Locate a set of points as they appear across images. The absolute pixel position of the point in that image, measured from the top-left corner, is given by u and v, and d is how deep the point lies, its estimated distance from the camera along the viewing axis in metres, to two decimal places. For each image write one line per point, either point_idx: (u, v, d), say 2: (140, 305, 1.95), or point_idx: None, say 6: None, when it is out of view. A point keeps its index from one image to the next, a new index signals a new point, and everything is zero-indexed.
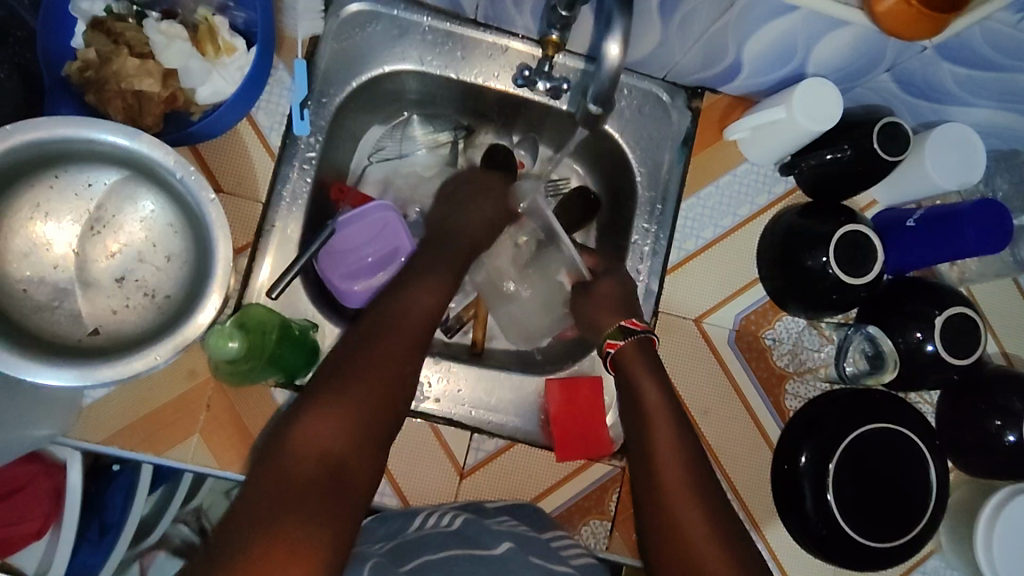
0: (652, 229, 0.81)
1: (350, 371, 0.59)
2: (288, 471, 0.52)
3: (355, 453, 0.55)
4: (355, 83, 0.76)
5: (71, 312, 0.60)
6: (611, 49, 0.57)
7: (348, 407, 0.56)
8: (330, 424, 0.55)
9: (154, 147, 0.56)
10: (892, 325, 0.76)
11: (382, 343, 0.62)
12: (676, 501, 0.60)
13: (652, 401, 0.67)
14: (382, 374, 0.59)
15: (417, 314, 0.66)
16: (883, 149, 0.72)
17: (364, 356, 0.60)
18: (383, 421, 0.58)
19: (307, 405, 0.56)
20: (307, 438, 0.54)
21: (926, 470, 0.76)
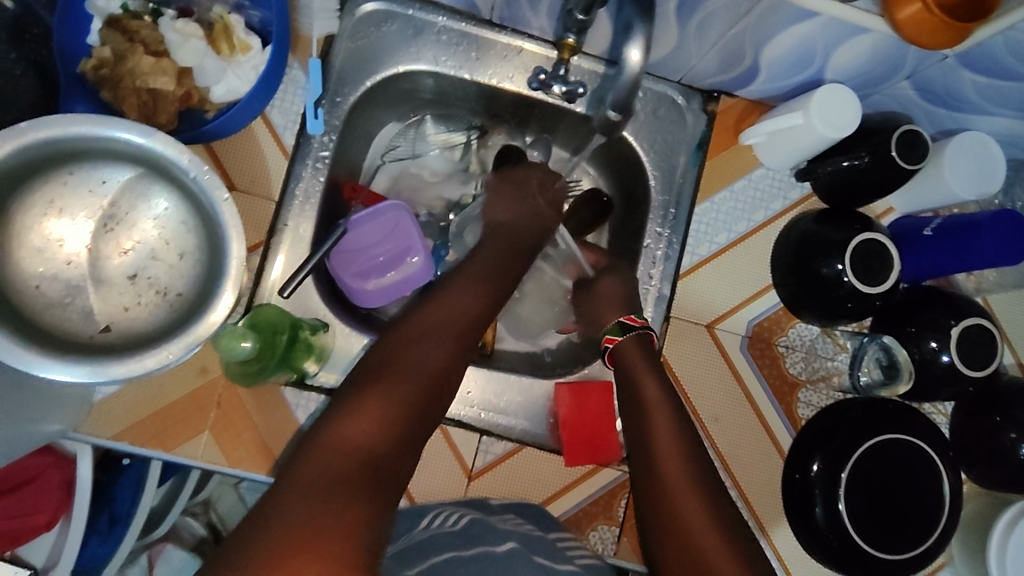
0: (665, 233, 0.81)
1: (390, 367, 0.55)
2: (319, 475, 0.46)
3: (392, 457, 0.50)
4: (369, 83, 0.76)
5: (83, 309, 0.60)
6: (631, 55, 0.57)
7: (386, 403, 0.52)
8: (368, 418, 0.51)
9: (169, 145, 0.56)
10: (907, 335, 0.76)
11: (422, 344, 0.58)
12: (676, 492, 0.59)
13: (656, 402, 0.67)
14: (422, 371, 0.56)
15: (457, 312, 0.62)
16: (902, 158, 0.70)
17: (404, 358, 0.56)
18: (422, 427, 0.53)
19: (340, 408, 0.52)
20: (342, 442, 0.49)
21: (939, 482, 0.75)
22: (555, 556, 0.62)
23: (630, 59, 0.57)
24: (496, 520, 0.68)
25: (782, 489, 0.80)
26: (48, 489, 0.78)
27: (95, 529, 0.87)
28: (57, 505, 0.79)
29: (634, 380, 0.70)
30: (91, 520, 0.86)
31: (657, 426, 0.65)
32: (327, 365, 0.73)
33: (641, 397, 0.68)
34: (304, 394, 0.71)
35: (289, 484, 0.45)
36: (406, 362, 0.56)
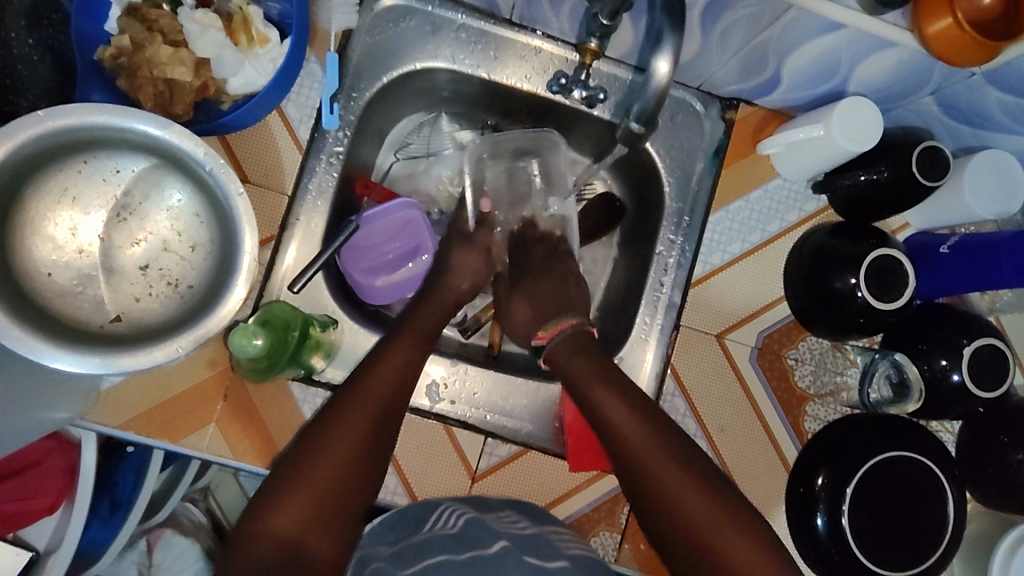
0: (678, 241, 0.80)
1: (311, 453, 0.59)
2: (244, 565, 0.53)
3: (315, 536, 0.55)
4: (386, 79, 0.75)
5: (94, 298, 0.60)
6: (659, 67, 0.57)
7: (309, 492, 0.57)
8: (291, 509, 0.56)
9: (185, 138, 0.56)
10: (917, 352, 0.75)
11: (344, 422, 0.61)
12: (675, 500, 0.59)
13: (618, 402, 0.64)
14: (343, 451, 0.59)
15: (380, 384, 0.64)
16: (922, 174, 0.70)
17: (328, 437, 0.60)
18: (349, 502, 0.58)
19: (273, 492, 0.57)
20: (269, 530, 0.55)
21: (944, 501, 0.75)
22: (548, 555, 0.62)
23: (659, 71, 0.56)
24: (496, 522, 0.67)
25: (785, 500, 0.79)
26: (51, 474, 0.78)
27: (96, 513, 0.88)
28: (59, 490, 0.78)
29: (588, 404, 0.66)
30: (92, 504, 0.87)
31: (639, 454, 0.61)
32: (334, 361, 0.73)
33: (604, 425, 0.64)
34: (311, 390, 0.71)
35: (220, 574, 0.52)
36: (327, 444, 0.59)
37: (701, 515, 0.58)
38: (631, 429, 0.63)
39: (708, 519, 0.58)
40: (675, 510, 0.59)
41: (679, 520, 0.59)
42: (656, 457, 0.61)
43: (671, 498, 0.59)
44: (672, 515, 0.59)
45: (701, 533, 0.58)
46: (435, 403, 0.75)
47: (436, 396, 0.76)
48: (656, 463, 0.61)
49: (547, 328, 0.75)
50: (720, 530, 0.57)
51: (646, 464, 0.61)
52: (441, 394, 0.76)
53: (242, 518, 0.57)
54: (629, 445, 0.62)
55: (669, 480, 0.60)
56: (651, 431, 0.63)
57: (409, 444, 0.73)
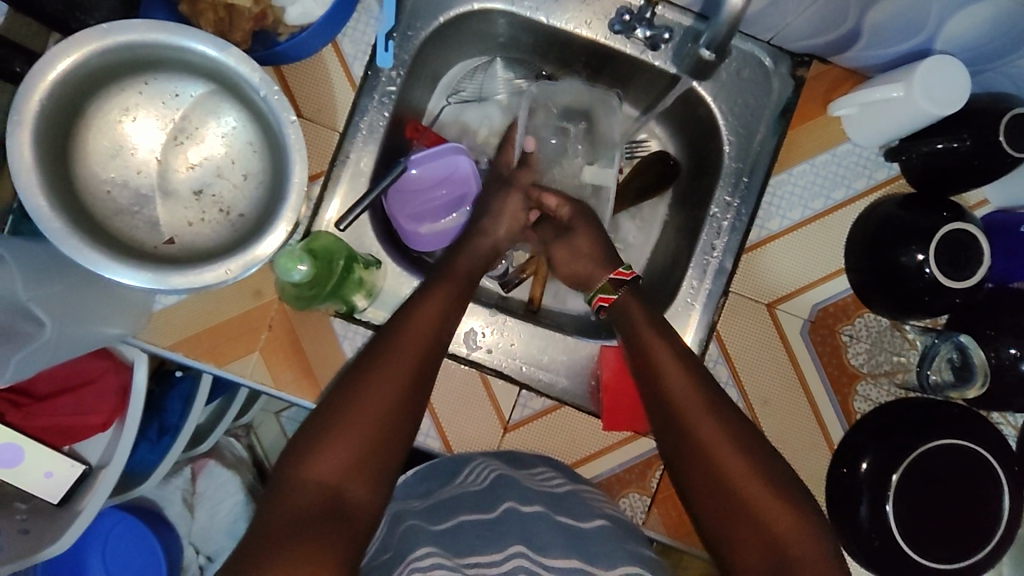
0: (734, 203, 0.77)
1: (350, 400, 0.56)
2: (282, 512, 0.50)
3: (352, 485, 0.53)
4: (442, 19, 0.74)
5: (149, 219, 0.62)
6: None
7: (348, 437, 0.54)
8: (331, 453, 0.53)
9: (241, 62, 0.56)
10: (985, 337, 0.70)
11: (379, 376, 0.58)
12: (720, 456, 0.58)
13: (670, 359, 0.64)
14: (382, 398, 0.57)
15: (417, 336, 0.61)
16: (1009, 143, 0.65)
17: (364, 389, 0.57)
18: (387, 449, 0.56)
19: (311, 438, 0.55)
20: (308, 475, 0.53)
21: (1000, 496, 0.71)
22: (579, 514, 0.62)
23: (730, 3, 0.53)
24: (527, 479, 0.66)
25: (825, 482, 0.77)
26: (105, 392, 0.81)
27: (146, 436, 0.91)
28: (112, 408, 0.82)
29: (636, 349, 0.66)
30: (142, 426, 0.91)
31: (682, 403, 0.61)
32: (375, 302, 0.73)
33: (649, 373, 0.64)
34: (352, 327, 0.71)
35: (259, 521, 0.50)
36: (364, 395, 0.56)
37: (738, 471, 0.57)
38: (676, 377, 0.62)
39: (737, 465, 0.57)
40: (711, 458, 0.58)
41: (716, 474, 0.57)
42: (699, 408, 0.60)
43: (707, 447, 0.58)
44: (696, 455, 0.59)
45: (734, 481, 0.56)
46: (472, 350, 0.75)
47: (473, 344, 0.75)
48: (698, 415, 0.60)
49: (626, 265, 0.73)
50: (754, 484, 0.56)
51: (688, 413, 0.60)
52: (478, 343, 0.75)
53: (280, 465, 0.55)
54: (674, 395, 0.61)
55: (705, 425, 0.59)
56: (695, 380, 0.62)
57: (444, 389, 0.73)
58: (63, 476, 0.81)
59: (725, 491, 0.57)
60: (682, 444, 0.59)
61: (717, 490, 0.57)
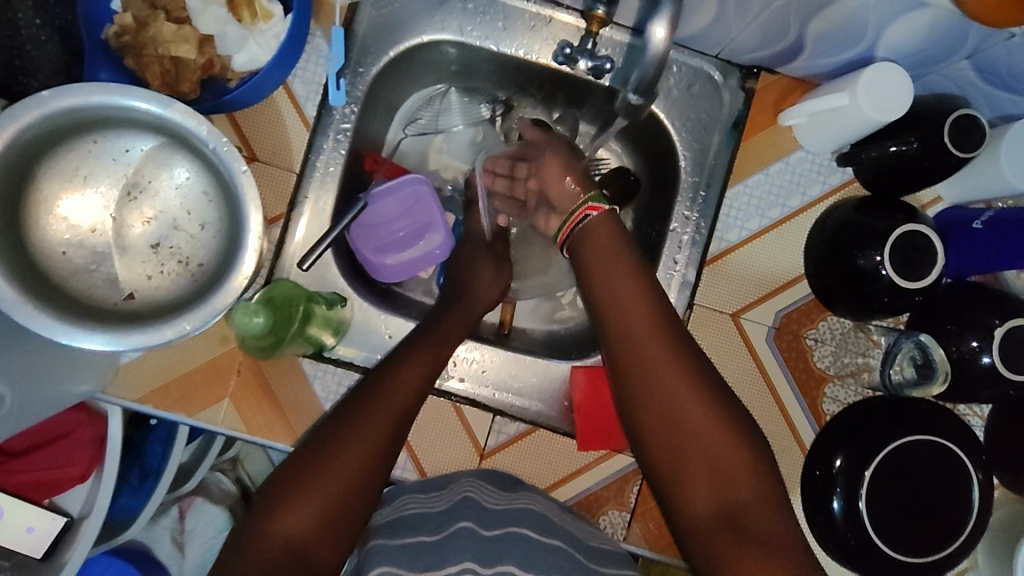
0: (693, 217, 0.78)
1: (320, 454, 0.57)
2: (247, 563, 0.52)
3: (319, 542, 0.54)
4: (392, 54, 0.74)
5: (107, 275, 0.61)
6: (656, 33, 0.54)
7: (317, 493, 0.55)
8: (300, 508, 0.54)
9: (187, 116, 0.56)
10: (945, 333, 0.72)
11: (354, 429, 0.58)
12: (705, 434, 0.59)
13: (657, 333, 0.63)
14: (354, 454, 0.57)
15: (399, 393, 0.61)
16: (954, 143, 0.66)
17: (338, 442, 0.57)
18: (357, 503, 0.57)
19: (281, 492, 0.55)
20: (275, 531, 0.53)
21: (969, 486, 0.73)
22: (544, 529, 0.64)
23: (655, 37, 0.54)
24: (496, 500, 0.67)
25: (801, 485, 0.78)
26: (81, 444, 0.81)
27: (126, 481, 0.90)
28: (89, 459, 0.81)
29: (615, 305, 0.65)
30: (123, 471, 0.89)
31: (675, 391, 0.60)
32: (345, 339, 0.73)
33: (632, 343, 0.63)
34: (322, 366, 0.71)
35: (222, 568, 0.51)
36: (336, 452, 0.57)
37: (718, 472, 0.58)
38: (655, 337, 0.63)
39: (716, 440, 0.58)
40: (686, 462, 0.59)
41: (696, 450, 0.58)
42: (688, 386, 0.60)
43: (685, 413, 0.59)
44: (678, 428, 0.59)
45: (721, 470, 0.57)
46: (445, 380, 0.75)
47: (446, 374, 0.76)
48: (684, 397, 0.60)
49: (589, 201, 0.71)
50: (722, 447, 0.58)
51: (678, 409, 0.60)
52: (451, 372, 0.76)
53: (249, 516, 0.55)
54: (653, 363, 0.61)
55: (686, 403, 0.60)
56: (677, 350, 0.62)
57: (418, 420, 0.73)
58: (44, 530, 0.81)
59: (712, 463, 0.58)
60: (664, 424, 0.60)
61: (687, 476, 0.58)
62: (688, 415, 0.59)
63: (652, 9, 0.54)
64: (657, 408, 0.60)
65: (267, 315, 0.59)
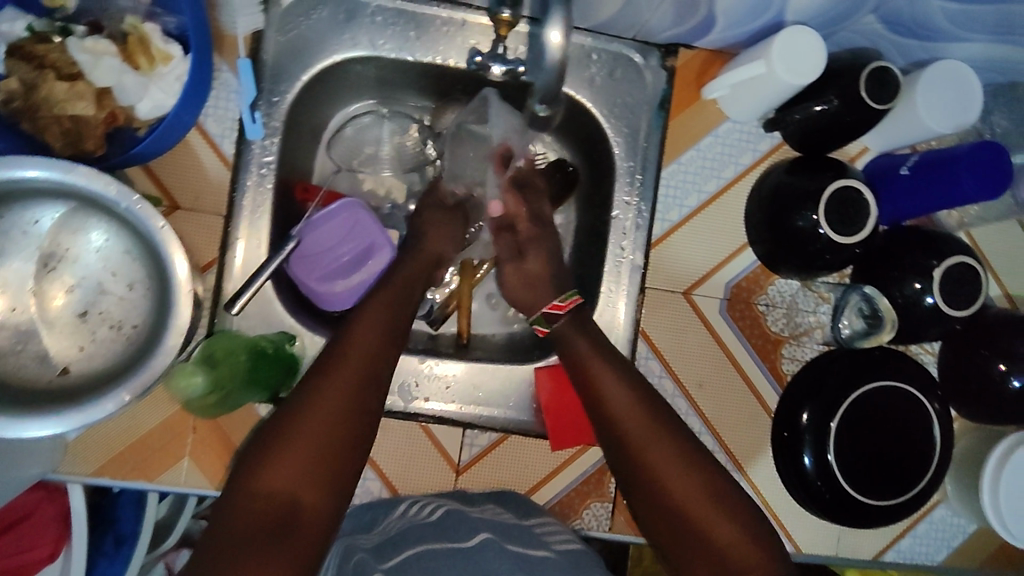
0: (633, 201, 0.78)
1: (303, 404, 0.55)
2: (235, 523, 0.49)
3: (307, 491, 0.51)
4: (305, 78, 0.72)
5: (36, 353, 0.59)
6: (552, 37, 0.50)
7: (303, 443, 0.53)
8: (285, 459, 0.52)
9: (92, 178, 0.54)
10: (890, 281, 0.73)
11: (336, 372, 0.57)
12: (648, 455, 0.57)
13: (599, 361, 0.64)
14: (339, 397, 0.55)
15: (367, 330, 0.61)
16: (871, 97, 0.68)
17: (320, 387, 0.56)
18: (346, 450, 0.54)
19: (266, 445, 0.53)
20: (260, 485, 0.51)
21: (930, 425, 0.75)
22: (528, 542, 0.62)
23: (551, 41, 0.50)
24: (480, 513, 0.66)
25: (772, 448, 0.79)
26: (45, 522, 0.77)
27: (102, 552, 0.83)
28: (55, 537, 0.77)
29: (567, 350, 0.67)
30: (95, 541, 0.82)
31: (625, 420, 0.60)
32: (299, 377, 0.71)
33: (581, 378, 0.64)
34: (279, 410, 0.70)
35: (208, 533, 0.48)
36: (318, 397, 0.55)
37: (636, 429, 0.59)
38: (593, 364, 0.64)
39: (666, 462, 0.57)
40: (613, 413, 0.60)
41: (649, 478, 0.57)
42: (635, 414, 0.60)
43: (635, 445, 0.58)
44: (632, 459, 0.58)
45: (669, 492, 0.56)
46: (410, 402, 0.75)
47: (411, 395, 0.75)
48: (636, 423, 0.59)
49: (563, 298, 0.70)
50: (673, 476, 0.56)
51: (601, 393, 0.62)
52: (416, 393, 0.75)
53: (236, 475, 0.53)
54: (603, 393, 0.62)
55: (640, 428, 0.59)
56: (611, 369, 0.63)
57: (388, 445, 0.72)
58: None
59: (662, 499, 0.56)
60: (621, 456, 0.59)
61: (654, 514, 0.56)
62: (638, 447, 0.58)
63: (547, 11, 0.51)
64: (615, 438, 0.60)
65: (205, 373, 0.59)
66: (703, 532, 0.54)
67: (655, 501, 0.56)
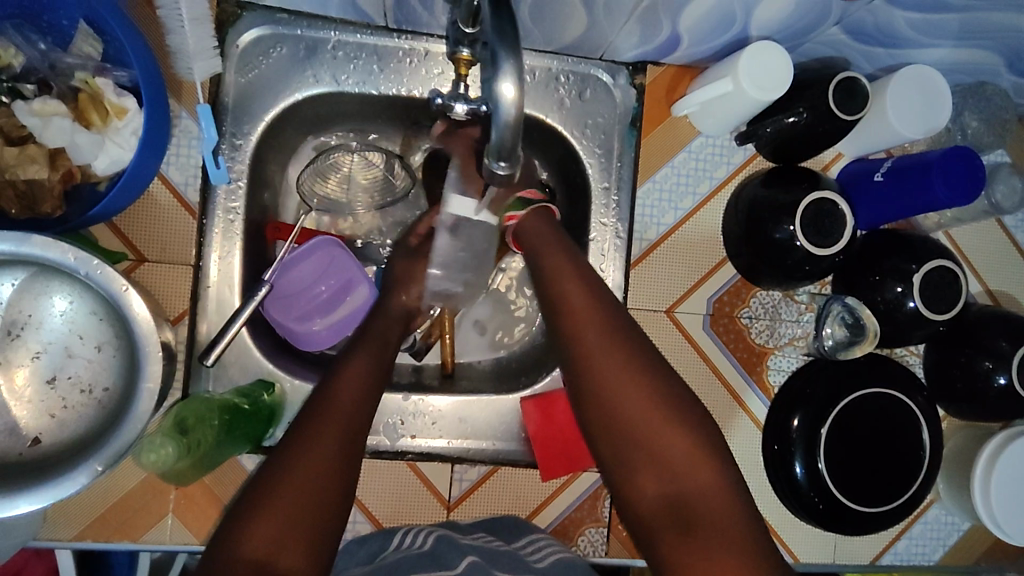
0: (610, 223, 0.77)
1: (280, 465, 0.53)
2: None
3: (286, 552, 0.49)
4: (268, 119, 0.71)
5: (6, 426, 0.57)
6: (506, 90, 0.47)
7: (282, 505, 0.51)
8: (264, 522, 0.50)
9: (49, 246, 0.52)
10: (869, 287, 0.74)
11: (313, 429, 0.56)
12: (630, 401, 0.58)
13: (582, 301, 0.63)
14: (319, 455, 0.54)
15: (350, 386, 0.60)
16: (840, 107, 0.67)
17: (300, 446, 0.55)
18: (328, 511, 0.52)
19: (243, 514, 0.51)
20: (236, 553, 0.48)
21: (919, 431, 0.75)
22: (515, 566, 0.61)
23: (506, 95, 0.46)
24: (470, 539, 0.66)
25: (764, 460, 0.79)
26: None
27: None
28: None
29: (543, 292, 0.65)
30: None
31: (605, 367, 0.59)
32: (281, 424, 0.70)
33: (559, 307, 0.63)
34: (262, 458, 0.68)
35: None
36: (298, 456, 0.54)
37: (618, 374, 0.59)
38: (577, 303, 0.62)
39: (652, 421, 0.57)
40: (592, 358, 0.60)
41: (631, 429, 0.57)
42: (620, 359, 0.59)
43: (618, 393, 0.58)
44: (614, 406, 0.58)
45: (652, 439, 0.57)
46: (397, 439, 0.73)
47: (397, 433, 0.73)
48: (616, 370, 0.59)
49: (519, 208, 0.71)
50: (659, 430, 0.57)
51: (581, 334, 0.61)
52: (402, 430, 0.74)
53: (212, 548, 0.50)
54: (583, 337, 0.61)
55: (624, 382, 0.59)
56: (597, 303, 0.62)
57: (377, 485, 0.71)
58: None
59: (649, 451, 0.57)
60: (600, 406, 0.59)
61: (635, 472, 0.57)
62: (621, 394, 0.58)
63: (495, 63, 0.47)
64: (595, 387, 0.59)
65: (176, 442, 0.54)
66: (684, 485, 0.55)
67: (640, 454, 0.57)
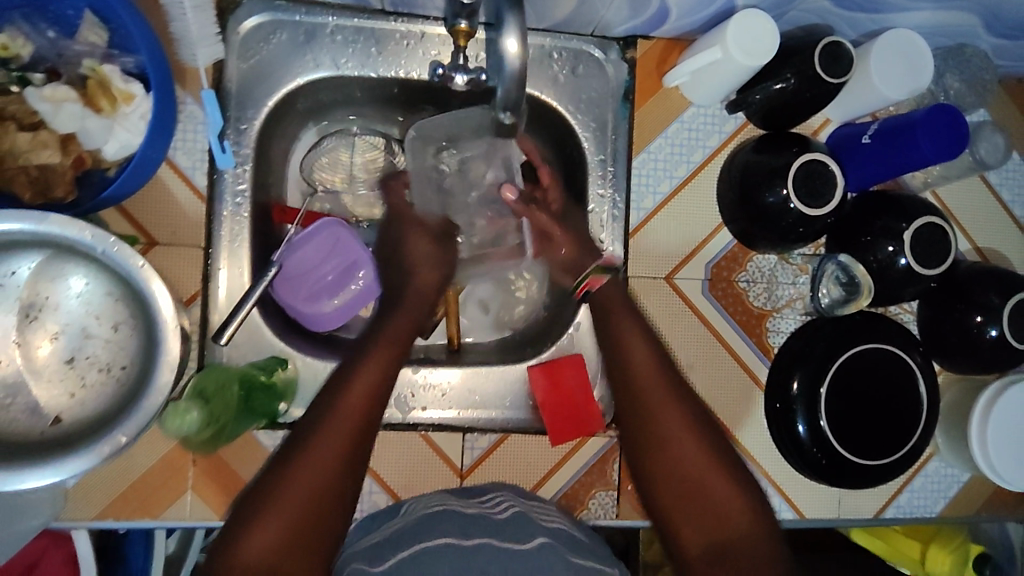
0: (608, 193, 0.79)
1: (285, 471, 0.55)
2: None
3: (290, 559, 0.52)
4: (271, 103, 0.72)
5: (27, 405, 0.59)
6: (510, 46, 0.50)
7: (283, 511, 0.53)
8: (267, 526, 0.52)
9: (66, 225, 0.54)
10: (861, 247, 0.75)
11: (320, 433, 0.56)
12: (675, 441, 0.62)
13: (636, 334, 0.67)
14: (323, 461, 0.55)
15: (361, 387, 0.60)
16: (826, 72, 0.69)
17: (305, 450, 0.55)
18: (330, 515, 0.54)
19: (245, 514, 0.53)
20: (242, 555, 0.51)
21: (915, 384, 0.77)
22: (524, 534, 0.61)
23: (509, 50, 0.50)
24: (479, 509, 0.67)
25: (766, 419, 0.81)
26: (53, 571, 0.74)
27: None
28: None
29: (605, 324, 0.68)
30: None
31: (659, 406, 0.63)
32: (295, 399, 0.72)
33: (616, 350, 0.67)
34: (277, 433, 0.70)
35: None
36: (302, 463, 0.55)
37: (667, 415, 0.63)
38: (632, 338, 0.67)
39: (699, 462, 0.61)
40: (643, 393, 0.64)
41: (680, 474, 0.61)
42: (667, 402, 0.63)
43: (670, 431, 0.62)
44: (660, 442, 0.62)
45: (698, 479, 0.60)
46: (409, 412, 0.75)
47: (408, 405, 0.75)
48: (669, 413, 0.63)
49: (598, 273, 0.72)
50: (707, 476, 0.60)
51: (637, 369, 0.65)
52: (413, 403, 0.76)
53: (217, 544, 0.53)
54: (636, 369, 0.65)
55: (673, 422, 0.62)
56: (649, 344, 0.66)
57: (390, 456, 0.73)
58: None
59: (699, 496, 0.60)
60: (649, 443, 0.62)
61: (681, 514, 0.60)
62: (670, 435, 0.62)
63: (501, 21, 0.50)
64: (643, 423, 0.63)
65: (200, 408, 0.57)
66: (732, 539, 0.58)
67: (683, 496, 0.60)
